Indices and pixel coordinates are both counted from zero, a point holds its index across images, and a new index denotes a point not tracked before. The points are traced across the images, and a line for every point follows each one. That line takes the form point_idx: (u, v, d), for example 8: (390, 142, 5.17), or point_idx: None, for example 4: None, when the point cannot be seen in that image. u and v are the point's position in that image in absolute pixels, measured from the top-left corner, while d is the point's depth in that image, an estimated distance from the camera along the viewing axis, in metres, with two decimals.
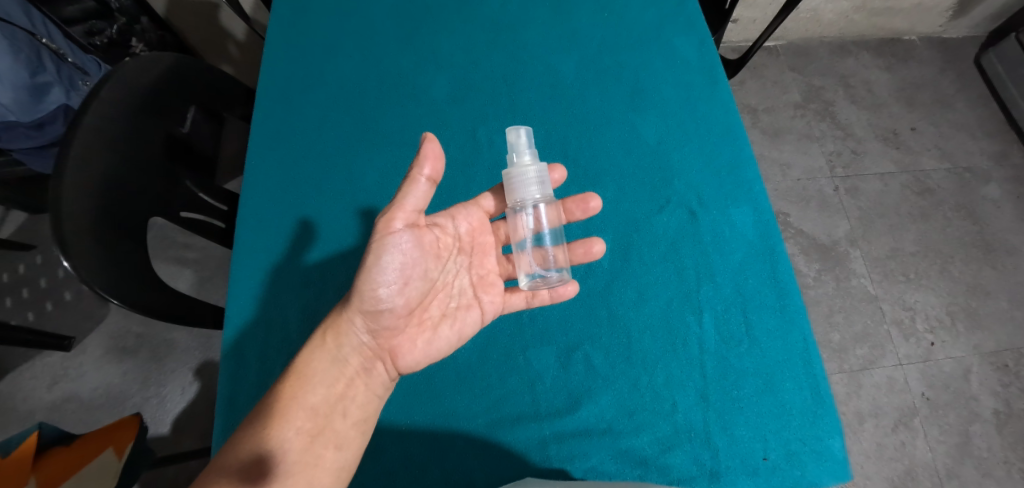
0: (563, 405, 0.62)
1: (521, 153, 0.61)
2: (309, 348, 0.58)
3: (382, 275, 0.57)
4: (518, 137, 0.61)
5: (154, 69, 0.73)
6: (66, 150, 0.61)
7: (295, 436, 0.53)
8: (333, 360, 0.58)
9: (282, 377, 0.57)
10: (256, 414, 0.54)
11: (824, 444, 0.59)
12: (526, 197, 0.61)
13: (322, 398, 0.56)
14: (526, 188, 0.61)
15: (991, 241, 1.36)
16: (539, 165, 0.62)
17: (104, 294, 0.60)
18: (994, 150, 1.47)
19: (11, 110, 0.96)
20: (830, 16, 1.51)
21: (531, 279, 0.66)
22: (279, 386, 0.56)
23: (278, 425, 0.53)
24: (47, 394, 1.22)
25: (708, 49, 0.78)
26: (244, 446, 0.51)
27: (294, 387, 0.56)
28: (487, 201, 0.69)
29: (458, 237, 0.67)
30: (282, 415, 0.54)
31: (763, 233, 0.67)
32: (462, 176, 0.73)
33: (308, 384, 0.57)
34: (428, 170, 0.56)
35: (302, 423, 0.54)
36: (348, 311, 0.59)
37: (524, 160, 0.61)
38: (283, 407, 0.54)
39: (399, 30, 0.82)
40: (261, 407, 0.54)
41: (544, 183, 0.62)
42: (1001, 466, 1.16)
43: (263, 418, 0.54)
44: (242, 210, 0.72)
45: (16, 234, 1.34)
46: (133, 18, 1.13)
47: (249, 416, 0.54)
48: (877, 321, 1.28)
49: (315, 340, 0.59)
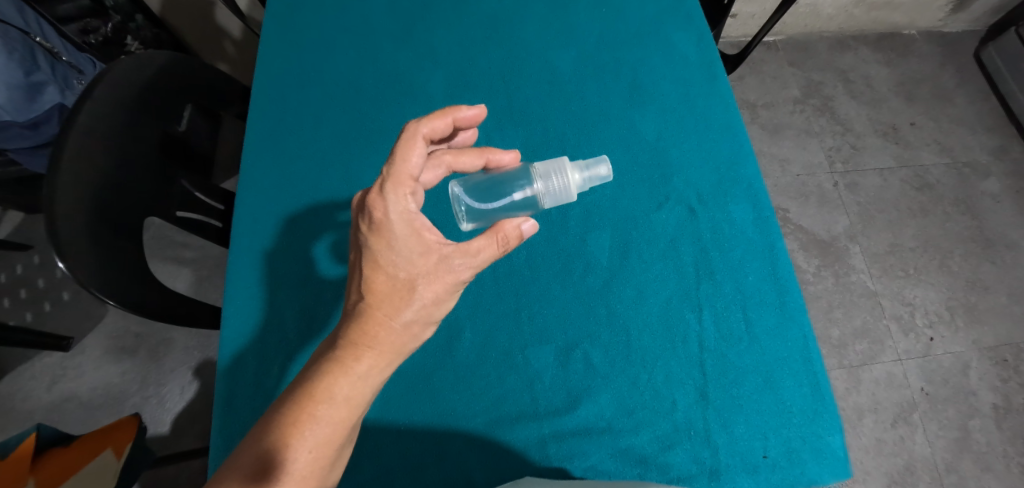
0: (562, 403, 0.61)
1: (581, 169, 0.60)
2: (348, 357, 0.50)
3: (435, 303, 0.51)
4: (598, 169, 0.61)
5: (148, 68, 0.72)
6: (60, 149, 0.60)
7: (320, 454, 0.48)
8: (362, 376, 0.50)
9: (311, 381, 0.49)
10: (279, 421, 0.48)
11: (824, 442, 0.59)
12: (544, 176, 0.59)
13: (352, 413, 0.50)
14: (554, 176, 0.59)
15: (991, 236, 1.36)
16: (570, 191, 0.60)
17: (100, 295, 0.60)
18: (993, 144, 1.47)
19: (6, 110, 0.95)
20: (829, 10, 1.49)
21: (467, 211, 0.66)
22: (310, 392, 0.48)
23: (301, 446, 0.47)
24: (46, 394, 1.21)
25: (707, 45, 0.78)
26: (263, 455, 0.47)
27: (317, 402, 0.48)
28: (466, 112, 0.56)
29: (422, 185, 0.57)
30: (306, 434, 0.47)
31: (762, 230, 0.67)
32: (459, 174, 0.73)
33: (339, 399, 0.49)
34: (526, 225, 0.53)
35: (325, 439, 0.48)
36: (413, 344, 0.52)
37: (577, 174, 0.60)
38: (309, 425, 0.47)
39: (396, 26, 0.82)
40: (282, 416, 0.48)
41: (553, 196, 0.60)
42: (1000, 461, 1.17)
43: (286, 428, 0.47)
44: (237, 210, 0.71)
45: (13, 234, 1.33)
46: (128, 16, 1.13)
47: (276, 422, 0.48)
48: (876, 316, 1.28)
49: (350, 355, 0.50)
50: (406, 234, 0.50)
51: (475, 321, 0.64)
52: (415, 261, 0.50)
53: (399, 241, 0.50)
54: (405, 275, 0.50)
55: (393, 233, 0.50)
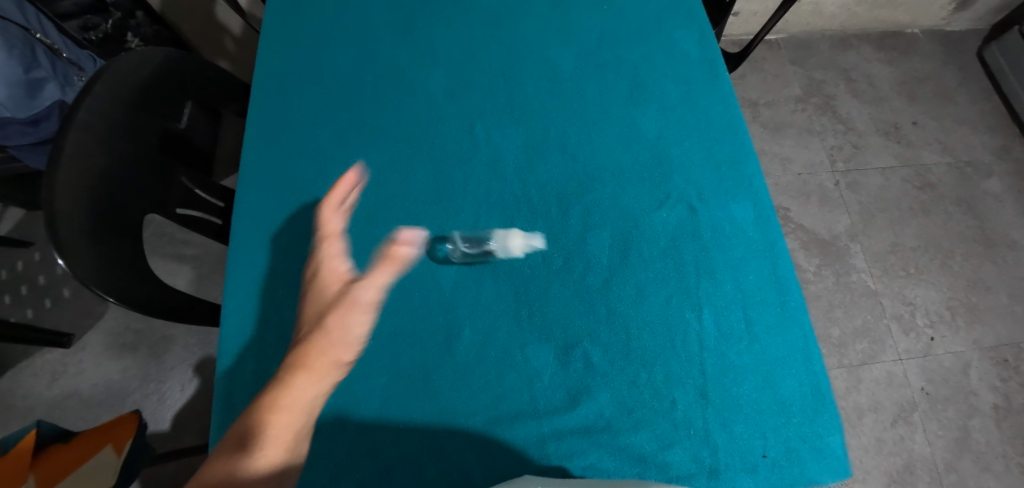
0: (562, 402, 0.61)
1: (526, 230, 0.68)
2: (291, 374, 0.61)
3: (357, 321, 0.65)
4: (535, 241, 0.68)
5: (148, 65, 0.71)
6: (59, 146, 0.60)
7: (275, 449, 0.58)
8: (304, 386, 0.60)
9: (262, 396, 0.59)
10: (236, 430, 0.57)
11: (823, 442, 0.59)
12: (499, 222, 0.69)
13: (299, 418, 0.60)
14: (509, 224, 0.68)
15: (992, 236, 1.36)
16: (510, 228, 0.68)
17: (100, 292, 0.60)
18: (995, 144, 1.46)
19: (6, 106, 0.95)
20: (831, 9, 1.49)
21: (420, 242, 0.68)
22: (261, 404, 0.59)
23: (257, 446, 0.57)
24: (47, 390, 1.22)
25: (708, 42, 0.78)
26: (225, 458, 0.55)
27: (268, 412, 0.58)
28: None
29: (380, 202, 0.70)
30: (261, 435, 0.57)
31: (763, 228, 0.67)
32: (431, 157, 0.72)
33: (290, 407, 0.59)
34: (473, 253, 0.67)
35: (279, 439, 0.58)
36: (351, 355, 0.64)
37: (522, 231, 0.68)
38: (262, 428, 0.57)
39: (396, 24, 0.81)
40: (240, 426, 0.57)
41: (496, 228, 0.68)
42: (999, 461, 1.17)
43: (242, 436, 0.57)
44: (237, 207, 0.71)
45: (13, 231, 1.34)
46: (128, 13, 1.11)
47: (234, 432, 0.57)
48: (876, 316, 1.28)
49: (290, 372, 0.61)
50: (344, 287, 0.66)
51: (474, 319, 0.64)
52: (347, 303, 0.65)
53: (336, 292, 0.65)
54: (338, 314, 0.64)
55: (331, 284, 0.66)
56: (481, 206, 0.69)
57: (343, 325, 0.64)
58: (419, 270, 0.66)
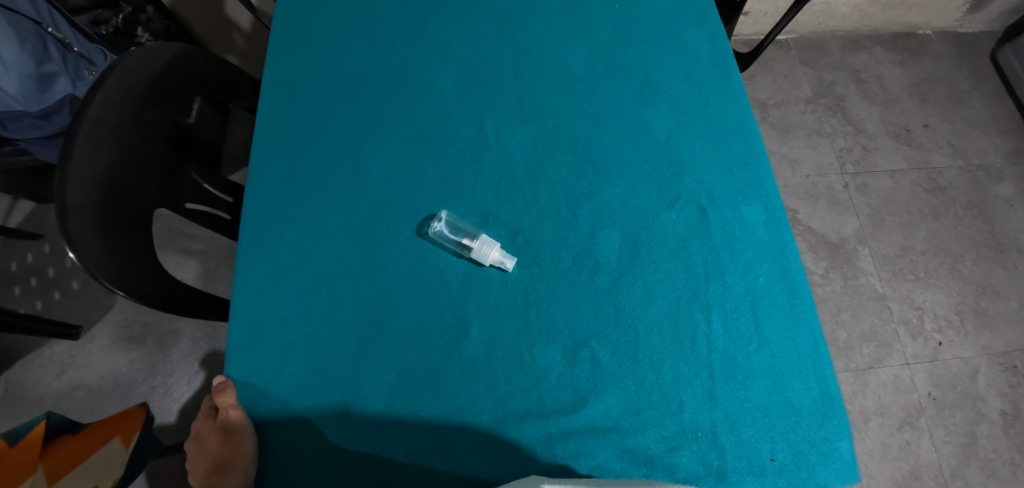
0: (569, 402, 0.61)
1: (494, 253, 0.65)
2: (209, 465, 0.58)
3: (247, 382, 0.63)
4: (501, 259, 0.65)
5: (159, 59, 0.72)
6: (71, 140, 0.60)
7: None
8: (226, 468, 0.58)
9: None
10: None
11: (832, 447, 0.59)
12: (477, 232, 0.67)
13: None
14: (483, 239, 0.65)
15: (1003, 241, 1.34)
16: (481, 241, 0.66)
17: (110, 286, 0.60)
18: (1008, 148, 1.45)
19: (16, 99, 0.96)
20: (843, 9, 1.47)
21: (441, 233, 0.68)
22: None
23: None
24: (55, 382, 1.23)
25: (720, 42, 0.77)
26: None
27: None
28: None
29: (383, 200, 0.70)
30: None
31: (773, 231, 0.67)
32: (438, 153, 0.73)
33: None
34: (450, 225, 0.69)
35: None
36: (251, 454, 0.60)
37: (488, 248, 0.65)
38: None
39: (407, 21, 0.81)
40: None
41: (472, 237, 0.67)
42: (1006, 467, 1.15)
43: None
44: (247, 202, 0.71)
45: (23, 224, 1.35)
46: (139, 7, 1.13)
47: None
48: (884, 320, 1.27)
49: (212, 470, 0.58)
50: (210, 425, 0.61)
51: (483, 318, 0.64)
52: (216, 429, 0.60)
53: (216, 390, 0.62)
54: (214, 444, 0.59)
55: (198, 429, 0.61)
56: (490, 204, 0.69)
57: (227, 447, 0.58)
58: (429, 268, 0.66)
